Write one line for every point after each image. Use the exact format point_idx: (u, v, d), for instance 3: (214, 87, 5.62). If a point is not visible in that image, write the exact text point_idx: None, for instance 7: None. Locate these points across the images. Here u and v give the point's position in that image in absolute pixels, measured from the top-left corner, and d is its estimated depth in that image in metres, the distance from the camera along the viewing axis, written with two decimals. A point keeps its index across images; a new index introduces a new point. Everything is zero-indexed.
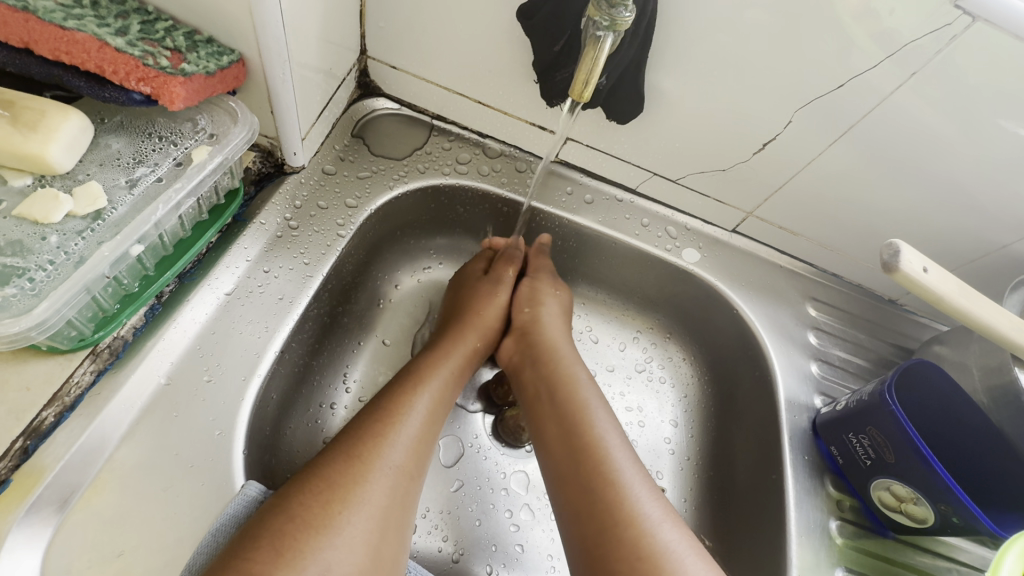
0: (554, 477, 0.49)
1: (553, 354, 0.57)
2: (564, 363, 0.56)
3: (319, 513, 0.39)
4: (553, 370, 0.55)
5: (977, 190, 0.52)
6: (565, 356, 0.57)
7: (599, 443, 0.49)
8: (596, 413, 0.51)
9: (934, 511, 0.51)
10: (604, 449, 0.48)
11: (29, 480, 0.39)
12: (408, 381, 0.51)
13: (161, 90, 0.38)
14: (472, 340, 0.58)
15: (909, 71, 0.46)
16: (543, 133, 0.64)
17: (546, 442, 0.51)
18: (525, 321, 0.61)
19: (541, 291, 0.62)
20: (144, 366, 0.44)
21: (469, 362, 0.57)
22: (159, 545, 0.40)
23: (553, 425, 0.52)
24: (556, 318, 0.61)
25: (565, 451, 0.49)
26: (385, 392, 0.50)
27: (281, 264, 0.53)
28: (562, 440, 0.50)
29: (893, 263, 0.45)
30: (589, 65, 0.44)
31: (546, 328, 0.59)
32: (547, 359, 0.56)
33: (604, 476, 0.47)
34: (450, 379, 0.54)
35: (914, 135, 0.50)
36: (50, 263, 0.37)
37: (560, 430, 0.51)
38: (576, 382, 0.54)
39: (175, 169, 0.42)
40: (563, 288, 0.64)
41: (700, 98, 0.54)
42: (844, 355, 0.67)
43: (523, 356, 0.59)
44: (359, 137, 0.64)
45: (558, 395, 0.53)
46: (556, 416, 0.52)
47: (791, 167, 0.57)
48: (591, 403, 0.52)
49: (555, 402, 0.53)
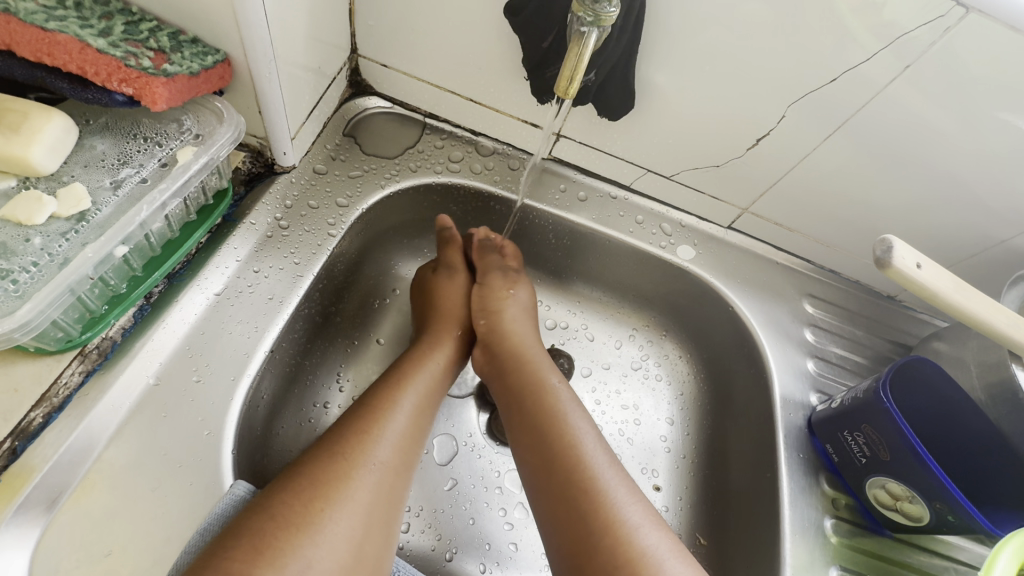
0: (532, 484, 0.49)
1: (524, 361, 0.56)
2: (536, 368, 0.55)
3: (302, 510, 0.39)
4: (525, 375, 0.55)
5: (975, 183, 0.52)
6: (536, 360, 0.56)
7: (577, 447, 0.48)
8: (574, 415, 0.51)
9: (930, 509, 0.51)
10: (580, 453, 0.48)
11: (17, 480, 0.39)
12: (391, 382, 0.51)
13: (142, 91, 0.38)
14: (449, 358, 0.57)
15: (905, 63, 0.45)
16: (536, 130, 0.63)
17: (525, 444, 0.51)
18: (484, 332, 0.60)
19: (492, 296, 0.61)
20: (133, 366, 0.45)
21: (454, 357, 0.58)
22: (148, 545, 0.40)
23: (526, 432, 0.51)
24: (525, 316, 0.61)
25: (544, 452, 0.49)
26: (368, 393, 0.50)
27: (271, 264, 0.53)
28: (538, 442, 0.50)
29: (885, 258, 0.44)
30: (573, 62, 0.44)
31: (514, 335, 0.59)
32: (517, 366, 0.56)
33: (583, 481, 0.46)
34: (438, 376, 0.54)
35: (912, 128, 0.49)
36: (33, 265, 0.37)
37: (538, 432, 0.50)
38: (551, 385, 0.53)
39: (160, 170, 0.42)
40: (520, 283, 0.64)
41: (693, 93, 0.53)
42: (841, 352, 0.66)
43: (494, 360, 0.58)
44: (351, 136, 0.64)
45: (531, 402, 0.52)
46: (529, 423, 0.51)
47: (787, 161, 0.57)
48: (566, 405, 0.52)
49: (528, 409, 0.52)
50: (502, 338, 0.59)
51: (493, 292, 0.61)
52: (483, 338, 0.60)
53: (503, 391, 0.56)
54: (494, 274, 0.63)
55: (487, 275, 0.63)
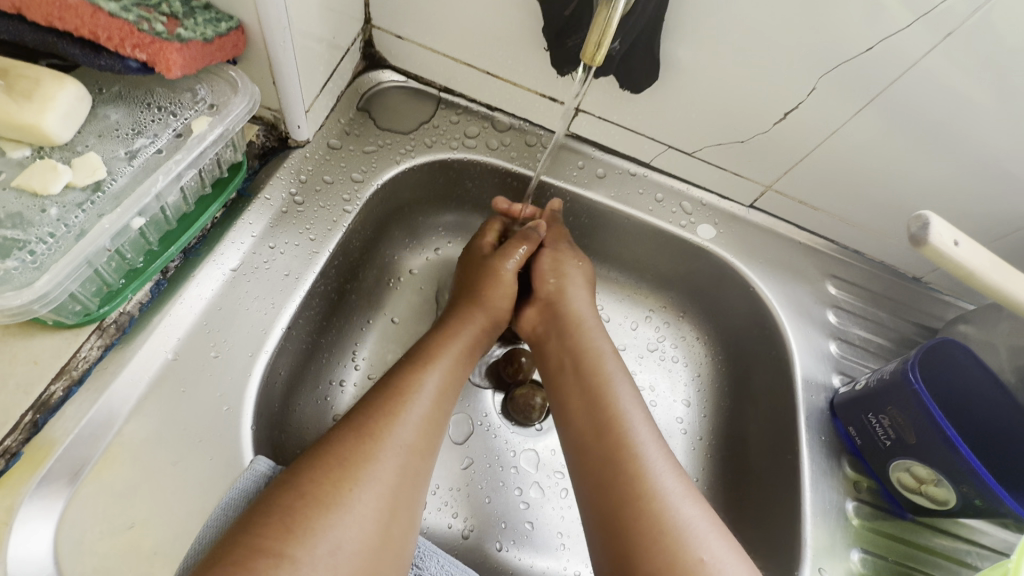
0: (575, 455, 0.49)
1: (579, 331, 0.56)
2: (590, 336, 0.55)
3: (327, 487, 0.39)
4: (579, 341, 0.55)
5: (1012, 159, 0.50)
6: (592, 330, 0.56)
7: (623, 416, 0.48)
8: (625, 385, 0.50)
9: (956, 493, 0.50)
10: (625, 424, 0.47)
11: (39, 453, 0.39)
12: (418, 359, 0.50)
13: (156, 58, 0.37)
14: (481, 326, 0.57)
15: (944, 32, 0.43)
16: (554, 105, 0.61)
17: (574, 404, 0.51)
18: (552, 292, 0.59)
19: (564, 262, 0.60)
20: (151, 341, 0.44)
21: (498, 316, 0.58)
22: (170, 517, 0.40)
23: (577, 399, 0.51)
24: (588, 285, 0.60)
25: (592, 417, 0.49)
26: (391, 373, 0.49)
27: (286, 240, 0.52)
28: (587, 406, 0.50)
29: (921, 236, 0.42)
30: (601, 28, 0.42)
31: (570, 304, 0.58)
32: (570, 336, 0.55)
33: (625, 449, 0.46)
34: (464, 351, 0.54)
35: (949, 102, 0.47)
36: (50, 236, 0.36)
37: (589, 395, 0.50)
38: (603, 355, 0.53)
39: (175, 141, 0.41)
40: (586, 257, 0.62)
41: (719, 65, 0.51)
42: (864, 335, 0.64)
43: (551, 323, 0.58)
44: (365, 110, 0.62)
45: (583, 366, 0.52)
46: (575, 394, 0.51)
47: (814, 137, 0.55)
48: (614, 377, 0.51)
49: (579, 373, 0.52)
50: (561, 303, 0.58)
51: (561, 256, 0.61)
52: (542, 300, 0.60)
53: (557, 352, 0.56)
54: (564, 242, 0.62)
55: (559, 243, 0.62)
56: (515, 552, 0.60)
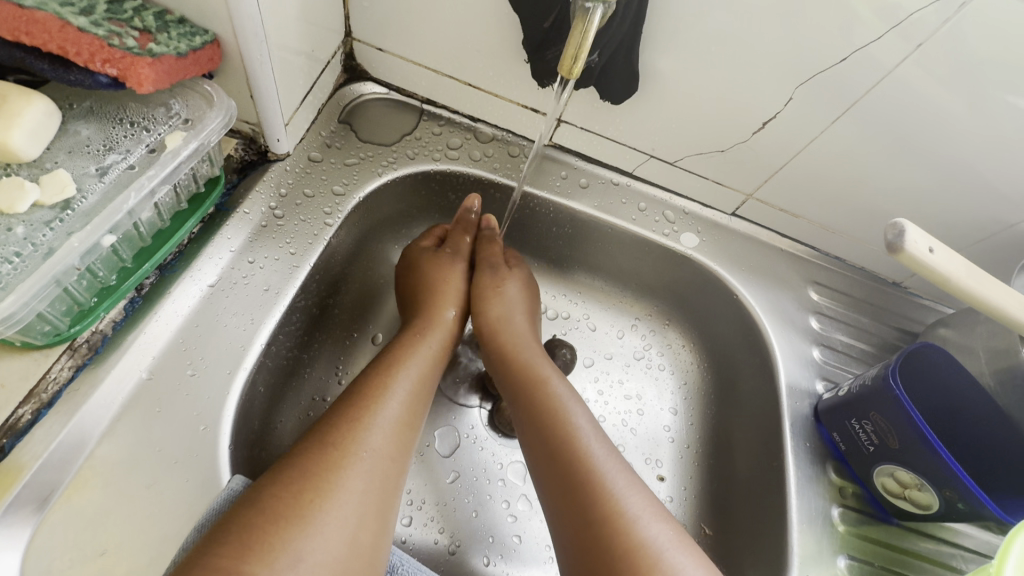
0: (540, 480, 0.48)
1: (517, 356, 0.55)
2: (532, 360, 0.55)
3: (297, 505, 0.38)
4: (520, 365, 0.55)
5: (985, 167, 0.50)
6: (536, 355, 0.56)
7: (573, 439, 0.47)
8: (571, 406, 0.50)
9: (939, 497, 0.50)
10: (577, 447, 0.47)
11: (6, 479, 0.38)
12: (381, 369, 0.49)
13: (127, 73, 0.37)
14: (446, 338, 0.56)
15: (914, 43, 0.44)
16: (536, 116, 0.61)
17: (529, 433, 0.50)
18: (484, 326, 0.59)
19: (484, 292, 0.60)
20: (125, 360, 0.43)
21: (447, 344, 0.56)
22: (143, 543, 0.39)
23: (528, 424, 0.51)
24: (518, 308, 0.60)
25: (546, 444, 0.48)
26: (358, 383, 0.48)
27: (265, 254, 0.52)
28: (539, 434, 0.49)
29: (897, 243, 0.42)
30: (578, 39, 0.42)
31: (511, 330, 0.58)
32: (509, 362, 0.55)
33: (579, 473, 0.45)
34: (433, 364, 0.53)
35: (920, 114, 0.48)
36: (16, 255, 0.36)
37: (540, 424, 0.49)
38: (548, 378, 0.53)
39: (148, 156, 0.41)
40: (511, 278, 0.62)
41: (696, 77, 0.52)
42: (846, 340, 0.65)
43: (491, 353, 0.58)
44: (346, 123, 0.62)
45: (529, 393, 0.52)
46: (529, 420, 0.51)
47: (792, 147, 0.55)
48: (564, 398, 0.51)
49: (526, 400, 0.52)
50: (501, 330, 0.58)
51: (483, 287, 0.60)
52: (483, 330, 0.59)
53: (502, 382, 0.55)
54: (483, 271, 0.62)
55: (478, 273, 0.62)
56: (502, 567, 0.59)
